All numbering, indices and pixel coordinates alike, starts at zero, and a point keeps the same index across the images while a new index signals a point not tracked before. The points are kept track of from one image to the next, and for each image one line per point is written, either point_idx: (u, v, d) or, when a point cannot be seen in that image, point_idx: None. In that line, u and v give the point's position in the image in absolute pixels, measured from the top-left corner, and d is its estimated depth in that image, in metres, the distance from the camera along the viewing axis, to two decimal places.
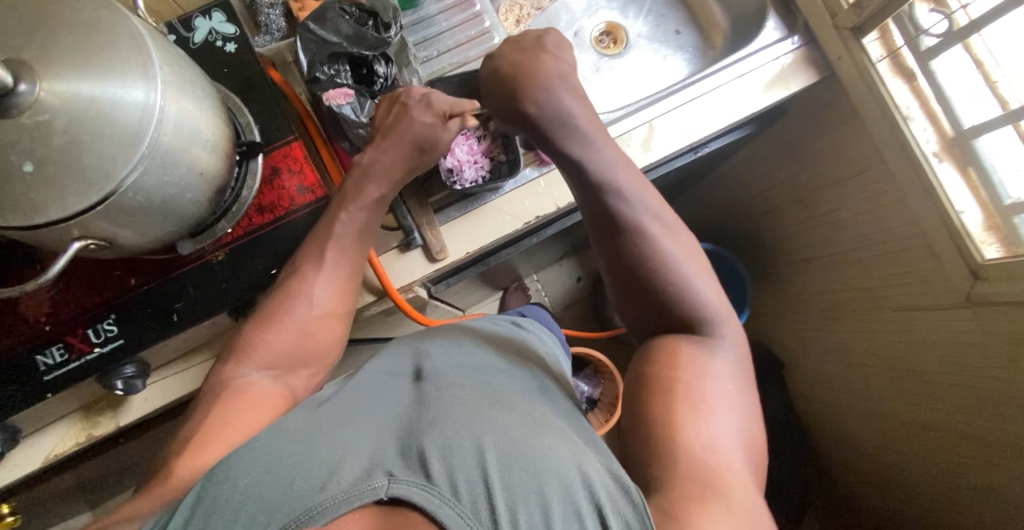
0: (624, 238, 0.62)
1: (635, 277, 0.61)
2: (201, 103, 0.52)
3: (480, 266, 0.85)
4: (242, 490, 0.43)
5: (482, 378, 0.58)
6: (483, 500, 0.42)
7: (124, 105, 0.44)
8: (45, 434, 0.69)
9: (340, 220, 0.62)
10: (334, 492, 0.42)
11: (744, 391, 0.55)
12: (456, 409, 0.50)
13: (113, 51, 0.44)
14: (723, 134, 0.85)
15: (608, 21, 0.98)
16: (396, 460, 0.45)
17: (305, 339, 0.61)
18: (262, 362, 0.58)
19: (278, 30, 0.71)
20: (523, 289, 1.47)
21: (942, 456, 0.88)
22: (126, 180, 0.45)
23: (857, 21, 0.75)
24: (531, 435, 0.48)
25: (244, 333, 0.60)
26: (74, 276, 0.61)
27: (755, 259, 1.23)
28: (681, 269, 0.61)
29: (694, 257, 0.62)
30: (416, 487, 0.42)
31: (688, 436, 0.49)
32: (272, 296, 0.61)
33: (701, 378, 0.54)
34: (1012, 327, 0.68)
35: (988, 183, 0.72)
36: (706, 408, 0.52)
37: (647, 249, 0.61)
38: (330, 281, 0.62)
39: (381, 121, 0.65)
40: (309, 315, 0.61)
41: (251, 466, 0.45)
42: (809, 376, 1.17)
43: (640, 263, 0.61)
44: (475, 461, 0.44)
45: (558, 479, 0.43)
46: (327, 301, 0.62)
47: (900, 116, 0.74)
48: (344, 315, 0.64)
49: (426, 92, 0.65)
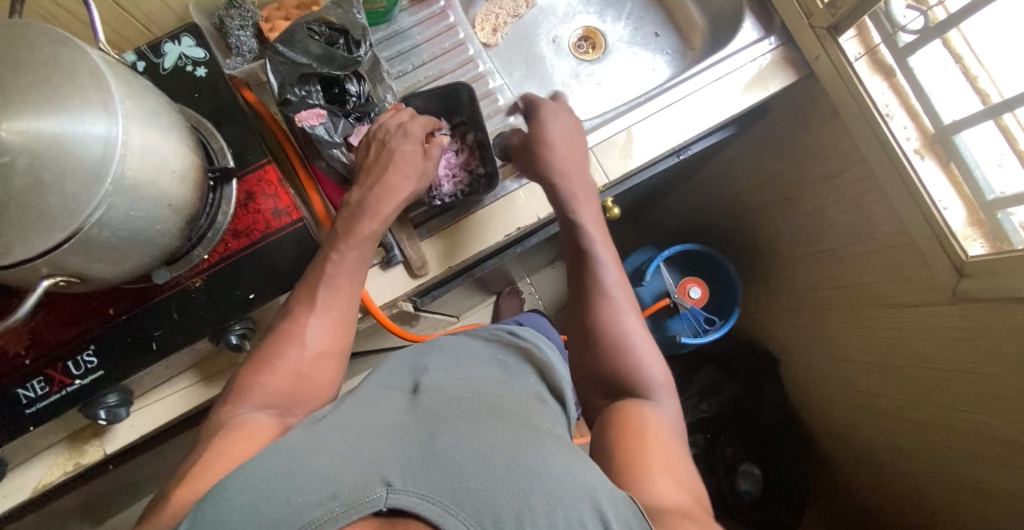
0: (589, 291, 0.66)
1: (592, 330, 0.64)
2: (167, 133, 0.52)
3: (465, 277, 0.85)
4: (241, 508, 0.41)
5: (479, 389, 0.58)
6: (485, 508, 0.41)
7: (86, 142, 0.44)
8: (32, 465, 0.68)
9: (331, 259, 0.61)
10: (334, 504, 0.41)
11: (679, 444, 0.56)
12: (457, 419, 0.50)
13: (73, 88, 0.44)
14: (705, 136, 0.84)
15: (585, 26, 0.98)
16: (394, 466, 0.44)
17: (300, 382, 0.58)
18: (258, 401, 0.55)
19: (249, 51, 0.71)
20: (517, 294, 1.47)
21: (935, 453, 0.87)
22: (90, 217, 0.44)
23: (832, 21, 0.75)
24: (529, 447, 0.48)
25: (240, 376, 0.57)
26: (52, 308, 0.61)
27: (745, 257, 1.23)
28: (634, 339, 0.63)
29: (649, 336, 0.65)
30: (418, 497, 0.42)
31: (646, 475, 0.51)
32: (268, 338, 0.59)
33: (639, 423, 0.57)
34: (1000, 323, 0.67)
35: (970, 179, 0.71)
36: (656, 451, 0.54)
37: (607, 308, 0.65)
38: (326, 319, 0.60)
39: (361, 157, 0.65)
40: (304, 357, 0.58)
41: (250, 484, 0.43)
42: (802, 373, 1.16)
43: (600, 318, 0.64)
44: (476, 470, 0.43)
45: (560, 488, 0.43)
46: (323, 338, 0.60)
47: (879, 114, 0.74)
48: (341, 353, 0.61)
49: (398, 122, 0.66)
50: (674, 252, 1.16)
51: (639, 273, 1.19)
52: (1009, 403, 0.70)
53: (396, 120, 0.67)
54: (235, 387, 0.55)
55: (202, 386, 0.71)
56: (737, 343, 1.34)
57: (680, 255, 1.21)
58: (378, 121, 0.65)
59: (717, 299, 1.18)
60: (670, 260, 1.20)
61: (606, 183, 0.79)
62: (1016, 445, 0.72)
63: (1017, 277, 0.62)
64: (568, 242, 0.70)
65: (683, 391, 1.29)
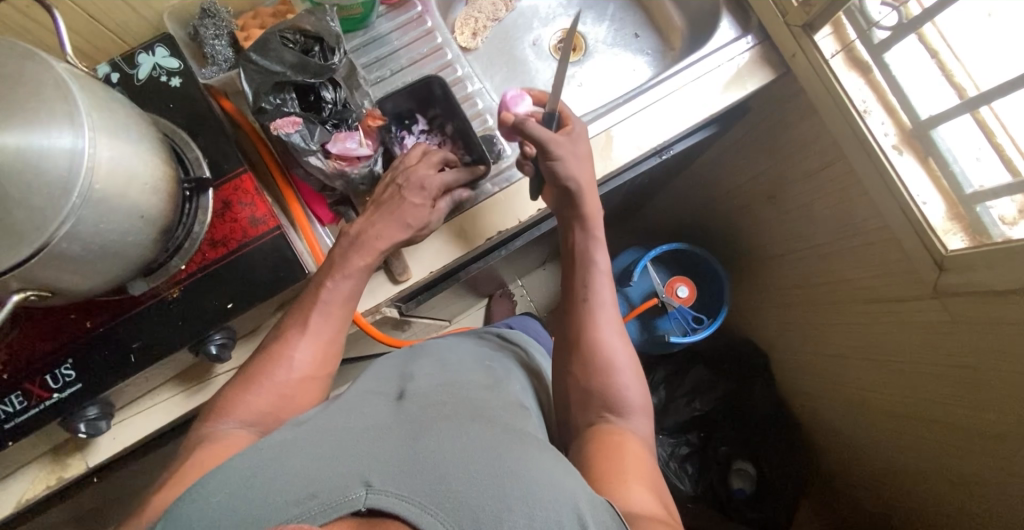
0: (587, 303, 0.70)
1: (584, 340, 0.68)
2: (138, 145, 0.52)
3: (451, 281, 0.84)
4: (217, 507, 0.42)
5: (463, 394, 0.57)
6: (463, 510, 0.40)
7: (52, 155, 0.43)
8: (14, 480, 0.68)
9: (326, 286, 0.63)
10: (312, 503, 0.40)
11: (654, 464, 0.59)
12: (439, 425, 0.50)
13: (39, 101, 0.44)
14: (686, 135, 0.84)
15: (565, 29, 0.98)
16: (374, 467, 0.44)
17: (284, 402, 0.59)
18: (243, 416, 0.56)
19: (225, 60, 0.70)
20: (508, 295, 1.47)
21: (923, 448, 0.88)
22: (58, 231, 0.44)
23: (807, 19, 0.75)
24: (510, 450, 0.47)
25: (226, 391, 0.59)
26: (29, 322, 0.60)
27: (732, 255, 1.23)
28: (620, 358, 0.67)
29: (633, 359, 0.68)
30: (397, 498, 0.41)
31: (625, 488, 0.52)
32: (257, 359, 0.61)
33: (619, 441, 0.59)
34: (981, 315, 0.67)
35: (950, 173, 0.71)
36: (631, 463, 0.56)
37: (600, 322, 0.69)
38: (315, 343, 0.62)
39: (377, 197, 0.68)
40: (290, 379, 0.60)
41: (227, 482, 0.44)
42: (792, 369, 1.16)
43: (590, 338, 0.68)
44: (455, 473, 0.43)
45: (540, 491, 0.43)
46: (310, 362, 0.61)
47: (856, 111, 0.74)
48: (325, 377, 0.63)
49: (424, 171, 0.68)
50: (662, 251, 1.16)
51: (627, 273, 1.19)
52: (993, 395, 0.70)
53: (425, 164, 0.69)
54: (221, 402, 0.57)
55: (184, 396, 0.71)
56: (727, 341, 1.34)
57: (668, 255, 1.21)
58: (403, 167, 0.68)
59: (705, 298, 1.18)
60: (658, 260, 1.20)
61: None
62: (1002, 438, 0.71)
63: (998, 269, 0.62)
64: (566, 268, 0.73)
65: (674, 390, 1.28)
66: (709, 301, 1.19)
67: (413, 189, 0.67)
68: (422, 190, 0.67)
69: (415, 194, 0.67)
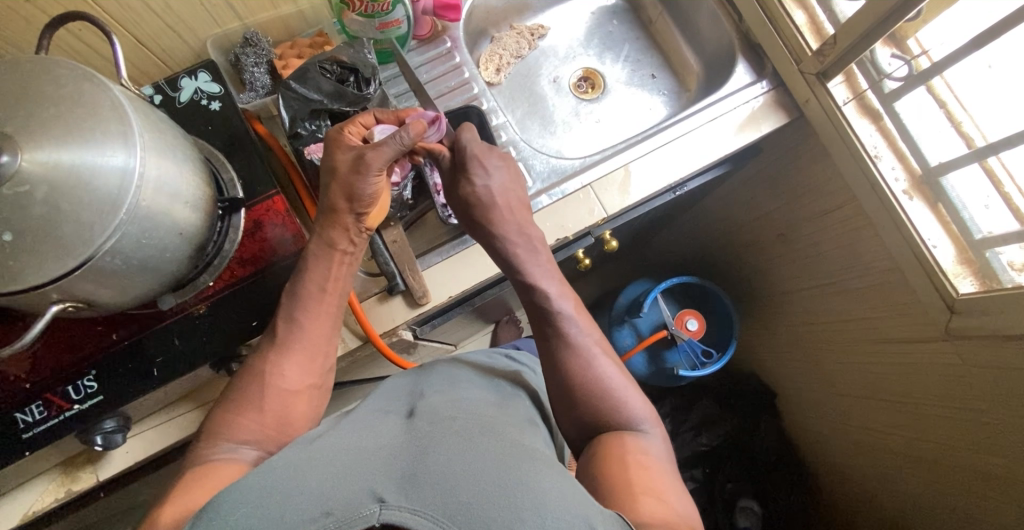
0: (562, 344, 0.67)
1: (565, 383, 0.65)
2: (180, 163, 0.54)
3: (465, 305, 0.85)
4: (234, 523, 0.41)
5: (473, 410, 0.57)
6: (477, 519, 0.40)
7: (103, 172, 0.45)
8: (23, 491, 0.67)
9: (292, 297, 0.62)
10: (327, 520, 0.39)
11: (671, 471, 0.59)
12: (452, 440, 0.48)
13: (94, 123, 0.46)
14: (701, 173, 0.86)
15: (585, 67, 1.02)
16: (388, 485, 0.42)
17: (264, 419, 0.58)
18: (237, 438, 0.56)
19: (262, 87, 0.75)
20: (514, 322, 1.43)
21: (932, 488, 0.86)
22: (103, 245, 0.45)
23: (821, 67, 0.78)
24: (525, 465, 0.47)
25: (214, 417, 0.58)
26: (57, 331, 0.61)
27: (741, 290, 1.24)
28: (613, 381, 0.66)
29: (628, 377, 0.67)
30: (411, 512, 0.40)
31: (639, 502, 0.52)
32: (239, 380, 0.60)
33: (630, 454, 0.58)
34: (994, 359, 0.67)
35: (958, 219, 0.73)
36: (636, 473, 0.56)
37: (579, 362, 0.66)
38: (294, 359, 0.61)
39: (331, 197, 0.61)
40: (266, 395, 0.59)
41: (243, 501, 0.43)
42: (799, 407, 1.16)
43: (574, 362, 0.66)
44: (470, 484, 0.42)
45: (563, 512, 0.42)
46: (288, 376, 0.60)
47: (868, 156, 0.76)
48: (308, 390, 0.62)
49: (342, 161, 0.60)
50: (671, 284, 1.16)
51: (638, 304, 1.20)
52: (1004, 438, 0.70)
53: (345, 155, 0.61)
54: (215, 426, 0.57)
55: (200, 412, 0.71)
56: (734, 376, 1.34)
57: (677, 288, 1.22)
58: (333, 159, 0.61)
59: (713, 332, 1.19)
60: (666, 293, 1.21)
61: (604, 218, 0.81)
62: (1011, 482, 0.71)
63: (1011, 315, 0.63)
64: (523, 297, 0.70)
65: (681, 423, 1.27)
66: (716, 334, 1.19)
67: (346, 169, 0.60)
68: (357, 166, 0.59)
69: (348, 173, 0.60)
